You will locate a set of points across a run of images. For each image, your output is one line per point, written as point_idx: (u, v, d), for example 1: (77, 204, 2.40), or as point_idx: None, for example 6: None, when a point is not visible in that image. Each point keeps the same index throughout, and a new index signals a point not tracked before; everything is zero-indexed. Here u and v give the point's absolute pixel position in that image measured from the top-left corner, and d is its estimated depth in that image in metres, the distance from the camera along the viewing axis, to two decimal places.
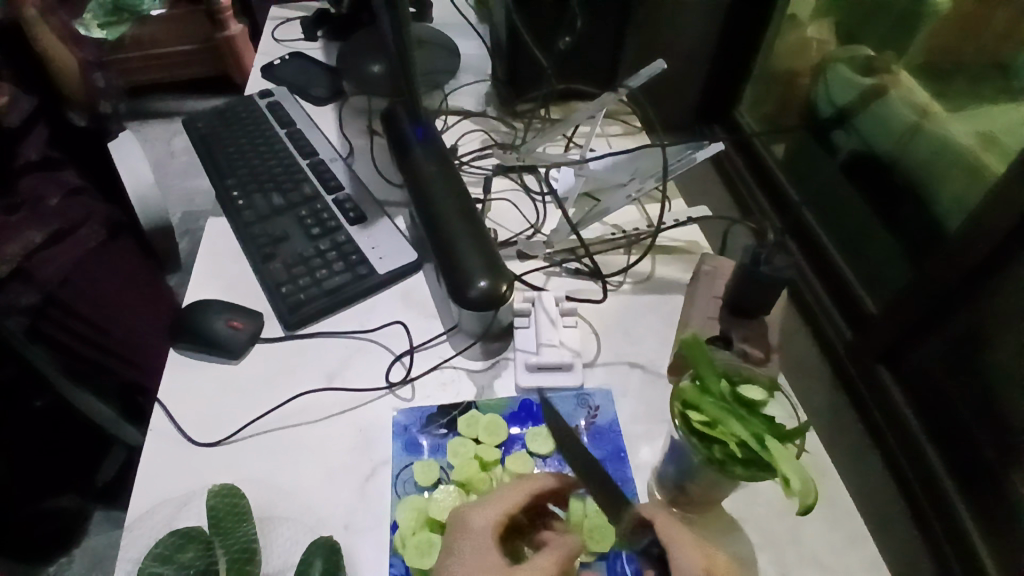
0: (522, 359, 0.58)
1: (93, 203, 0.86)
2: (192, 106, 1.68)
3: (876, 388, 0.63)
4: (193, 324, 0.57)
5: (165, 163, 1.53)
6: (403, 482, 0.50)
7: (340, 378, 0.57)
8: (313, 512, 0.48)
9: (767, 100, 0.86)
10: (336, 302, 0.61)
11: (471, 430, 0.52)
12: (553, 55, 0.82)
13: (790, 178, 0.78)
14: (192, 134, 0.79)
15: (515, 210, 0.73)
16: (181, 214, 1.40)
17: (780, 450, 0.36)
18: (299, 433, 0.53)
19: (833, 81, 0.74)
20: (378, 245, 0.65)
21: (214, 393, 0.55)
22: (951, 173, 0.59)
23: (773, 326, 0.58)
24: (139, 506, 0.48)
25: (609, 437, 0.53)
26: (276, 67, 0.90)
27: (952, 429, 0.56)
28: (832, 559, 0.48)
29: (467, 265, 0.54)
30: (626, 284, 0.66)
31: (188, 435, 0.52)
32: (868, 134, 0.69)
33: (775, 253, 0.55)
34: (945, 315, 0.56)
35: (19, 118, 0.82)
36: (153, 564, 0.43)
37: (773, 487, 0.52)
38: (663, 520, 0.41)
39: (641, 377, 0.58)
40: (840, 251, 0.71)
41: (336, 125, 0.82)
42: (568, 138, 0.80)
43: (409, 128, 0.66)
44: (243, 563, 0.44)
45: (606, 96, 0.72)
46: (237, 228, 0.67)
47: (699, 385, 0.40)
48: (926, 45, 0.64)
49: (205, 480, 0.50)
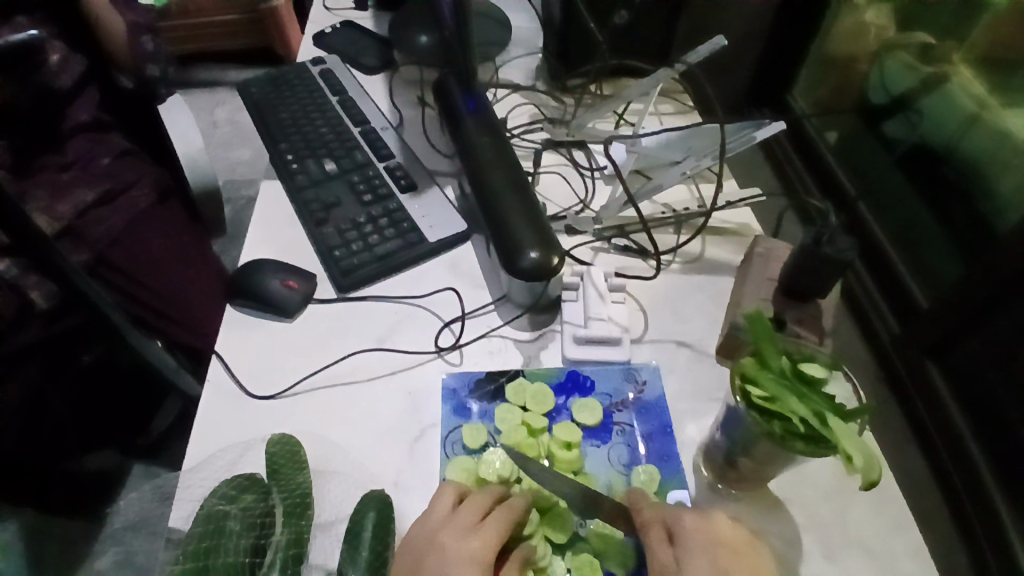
0: (570, 331, 0.58)
1: (140, 164, 0.89)
2: (236, 76, 1.71)
3: (923, 379, 0.61)
4: (248, 284, 0.59)
5: (208, 131, 1.56)
6: (452, 443, 0.51)
7: (390, 341, 0.58)
8: (364, 468, 0.50)
9: (822, 85, 0.82)
10: (386, 268, 0.62)
11: (518, 398, 0.53)
12: (608, 30, 0.81)
13: (841, 164, 0.75)
14: (245, 99, 0.80)
15: (565, 184, 0.72)
16: (224, 182, 1.43)
17: (844, 428, 0.36)
18: (349, 392, 0.54)
19: (888, 68, 0.72)
20: (428, 214, 0.66)
21: (269, 349, 0.57)
22: (1011, 165, 0.58)
23: (827, 310, 0.57)
24: (202, 451, 0.50)
25: (655, 412, 0.53)
26: (327, 36, 0.91)
27: (996, 424, 0.56)
28: (877, 543, 0.48)
29: (520, 235, 0.55)
30: (675, 264, 0.65)
31: (245, 388, 0.54)
32: (928, 129, 0.67)
33: (838, 235, 0.53)
34: (998, 310, 0.54)
35: (71, 80, 0.86)
36: (219, 503, 0.45)
37: (820, 469, 0.52)
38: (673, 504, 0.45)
39: (688, 355, 0.58)
40: (889, 239, 0.69)
41: (386, 95, 0.83)
42: (618, 115, 0.79)
43: (460, 99, 0.67)
44: (300, 511, 0.46)
45: (661, 72, 0.71)
46: (290, 191, 0.69)
47: (758, 360, 0.40)
48: (987, 36, 0.62)
49: (262, 430, 0.52)
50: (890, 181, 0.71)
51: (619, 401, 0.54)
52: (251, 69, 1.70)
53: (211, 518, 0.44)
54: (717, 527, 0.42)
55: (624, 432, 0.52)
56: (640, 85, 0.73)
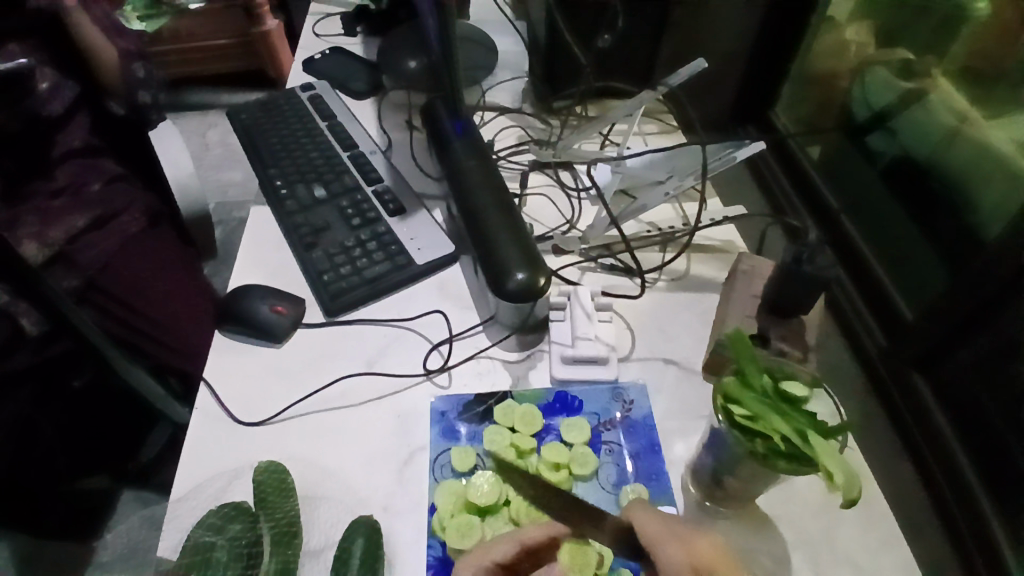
0: (558, 351, 0.58)
1: (132, 190, 0.89)
2: (228, 99, 1.72)
3: (909, 392, 0.61)
4: (237, 309, 0.59)
5: (200, 154, 1.57)
6: (441, 466, 0.51)
7: (379, 364, 0.58)
8: (353, 492, 0.50)
9: (805, 102, 0.84)
10: (375, 291, 0.62)
11: (506, 420, 0.53)
12: (592, 53, 0.82)
13: (825, 179, 0.76)
14: (235, 125, 0.81)
15: (551, 206, 0.73)
16: (215, 205, 1.44)
17: (825, 446, 0.36)
18: (337, 416, 0.54)
19: (869, 82, 0.74)
20: (417, 236, 0.67)
21: (257, 374, 0.57)
22: (990, 177, 0.59)
23: (811, 325, 0.58)
24: (189, 480, 0.50)
25: (643, 431, 0.53)
26: (316, 61, 0.92)
27: (984, 435, 0.56)
28: (865, 560, 0.48)
29: (506, 257, 0.55)
30: (661, 282, 0.66)
31: (232, 414, 0.54)
32: (907, 140, 0.68)
33: (818, 252, 0.54)
34: (983, 322, 0.55)
35: (62, 107, 0.87)
36: (206, 533, 0.46)
37: (809, 485, 0.52)
38: (647, 525, 0.41)
39: (675, 373, 0.58)
40: (873, 252, 0.69)
41: (375, 119, 0.84)
42: (604, 136, 0.81)
43: (448, 122, 0.68)
44: (288, 537, 0.46)
45: (644, 94, 0.72)
46: (279, 216, 0.69)
47: (740, 379, 0.41)
48: (967, 50, 0.64)
49: (251, 457, 0.52)
50: (871, 195, 0.71)
51: (607, 421, 0.54)
52: (244, 92, 1.71)
53: (200, 548, 0.45)
54: (693, 555, 0.39)
55: (613, 452, 0.52)
56: (624, 106, 0.74)
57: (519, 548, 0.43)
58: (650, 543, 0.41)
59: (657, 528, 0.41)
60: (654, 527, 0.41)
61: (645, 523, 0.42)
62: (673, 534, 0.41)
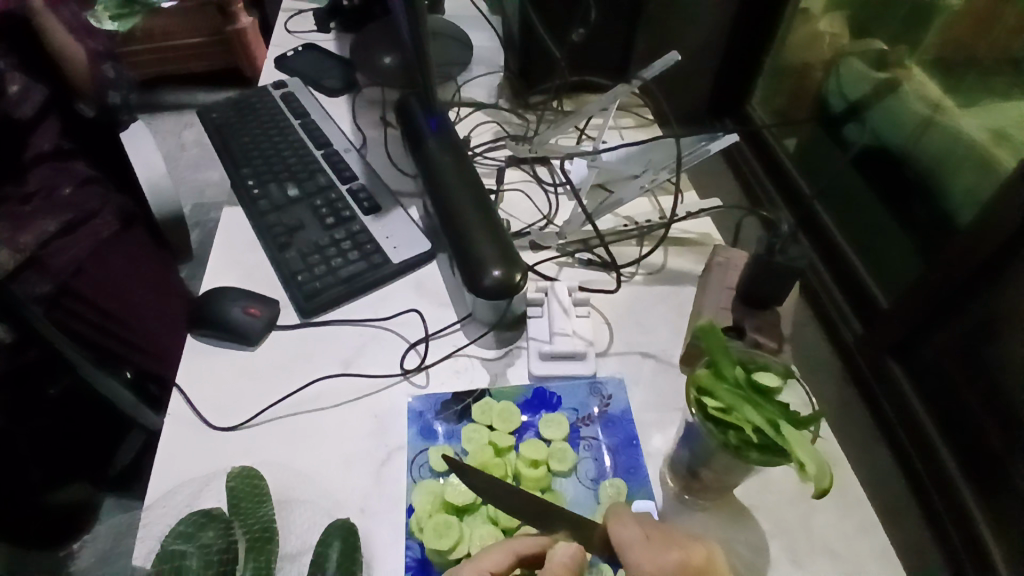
0: (535, 348, 0.58)
1: (105, 193, 0.87)
2: (203, 99, 1.69)
3: (888, 381, 0.61)
4: (209, 313, 0.58)
5: (176, 154, 1.54)
6: (418, 466, 0.51)
7: (355, 365, 0.57)
8: (330, 495, 0.49)
9: (777, 93, 0.83)
10: (350, 291, 0.61)
11: (485, 417, 0.53)
12: (566, 47, 0.83)
13: (801, 171, 0.77)
14: (207, 125, 0.80)
15: (528, 201, 0.73)
16: (192, 206, 1.41)
17: (796, 435, 0.36)
18: (314, 419, 0.54)
19: (844, 74, 0.72)
20: (392, 234, 0.66)
21: (232, 378, 0.56)
22: (963, 167, 0.57)
23: (785, 317, 0.58)
24: (161, 486, 0.49)
25: (621, 425, 0.54)
26: (289, 59, 0.91)
27: (961, 421, 0.55)
28: (843, 547, 0.49)
29: (481, 254, 0.55)
30: (638, 275, 0.66)
31: (206, 419, 0.53)
32: (879, 127, 0.67)
33: (790, 243, 0.55)
34: (955, 308, 0.55)
35: (31, 109, 0.84)
36: (176, 541, 0.45)
37: (786, 475, 0.52)
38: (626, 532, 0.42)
39: (653, 366, 0.58)
40: (848, 241, 0.70)
41: (349, 116, 0.83)
42: (579, 130, 0.80)
43: (422, 119, 0.67)
44: (263, 543, 0.45)
45: (618, 88, 0.72)
46: (253, 217, 0.68)
47: (714, 371, 0.41)
48: (939, 39, 0.61)
49: (225, 462, 0.51)
50: (846, 181, 0.71)
51: (585, 416, 0.54)
52: (219, 91, 1.69)
53: (170, 556, 0.44)
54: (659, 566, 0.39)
55: (591, 446, 0.52)
56: (600, 100, 0.73)
57: (513, 558, 0.42)
58: (618, 546, 0.41)
59: (633, 536, 0.41)
60: (623, 531, 0.41)
61: (625, 535, 0.41)
62: (648, 543, 0.41)
